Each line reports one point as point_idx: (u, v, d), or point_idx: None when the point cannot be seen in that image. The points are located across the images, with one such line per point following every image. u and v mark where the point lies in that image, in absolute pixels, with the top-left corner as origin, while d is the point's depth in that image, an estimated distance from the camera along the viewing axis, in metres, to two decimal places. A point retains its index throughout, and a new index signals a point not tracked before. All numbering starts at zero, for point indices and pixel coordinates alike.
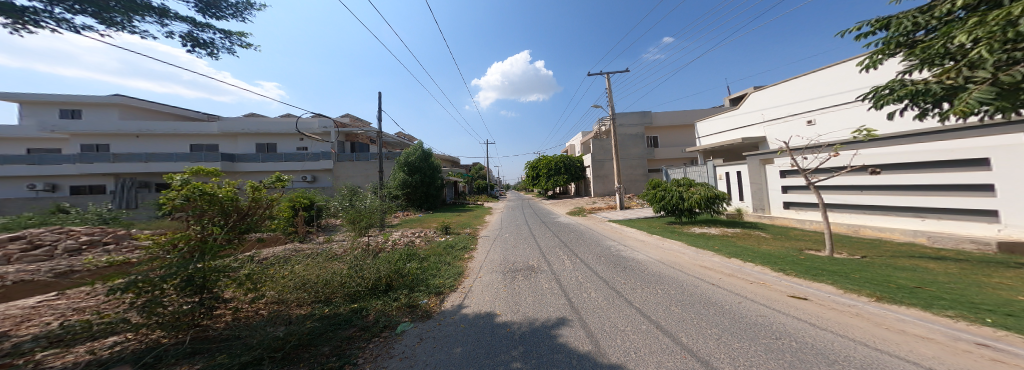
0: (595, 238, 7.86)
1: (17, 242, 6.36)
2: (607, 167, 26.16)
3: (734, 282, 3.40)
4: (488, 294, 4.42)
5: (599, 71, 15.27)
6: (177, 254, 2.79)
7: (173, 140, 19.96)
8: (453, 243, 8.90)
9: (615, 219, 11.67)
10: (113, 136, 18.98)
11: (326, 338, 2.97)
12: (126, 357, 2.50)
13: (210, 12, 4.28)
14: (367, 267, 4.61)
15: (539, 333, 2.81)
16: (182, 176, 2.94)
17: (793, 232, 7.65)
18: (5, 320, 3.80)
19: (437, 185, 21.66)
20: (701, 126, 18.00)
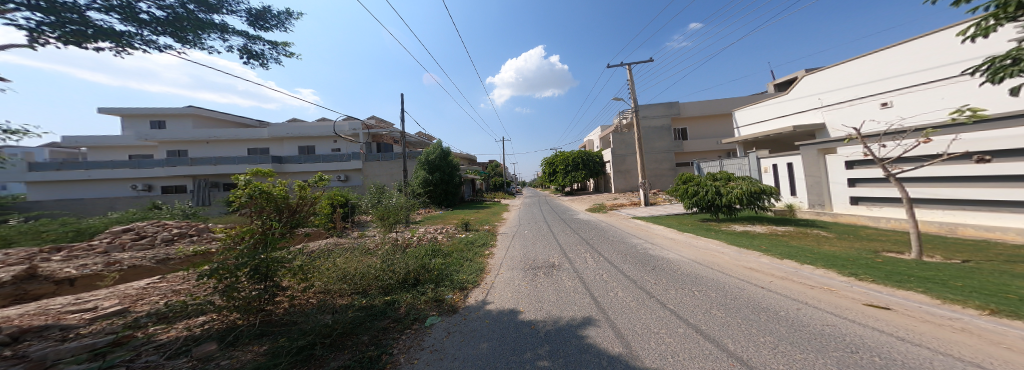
0: (619, 236, 7.62)
1: (128, 233, 7.51)
2: (630, 162, 25.28)
3: (788, 286, 3.12)
4: (510, 291, 4.43)
5: (622, 64, 14.73)
6: (245, 245, 3.04)
7: (232, 145, 22.25)
8: (473, 239, 9.01)
9: (640, 216, 11.20)
10: (189, 143, 21.73)
11: (366, 327, 3.09)
12: (213, 335, 2.95)
13: (259, 25, 4.58)
14: (398, 261, 4.78)
15: (565, 332, 2.73)
16: (245, 177, 3.16)
17: (863, 232, 6.92)
18: (125, 297, 4.43)
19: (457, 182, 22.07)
20: (743, 114, 16.90)
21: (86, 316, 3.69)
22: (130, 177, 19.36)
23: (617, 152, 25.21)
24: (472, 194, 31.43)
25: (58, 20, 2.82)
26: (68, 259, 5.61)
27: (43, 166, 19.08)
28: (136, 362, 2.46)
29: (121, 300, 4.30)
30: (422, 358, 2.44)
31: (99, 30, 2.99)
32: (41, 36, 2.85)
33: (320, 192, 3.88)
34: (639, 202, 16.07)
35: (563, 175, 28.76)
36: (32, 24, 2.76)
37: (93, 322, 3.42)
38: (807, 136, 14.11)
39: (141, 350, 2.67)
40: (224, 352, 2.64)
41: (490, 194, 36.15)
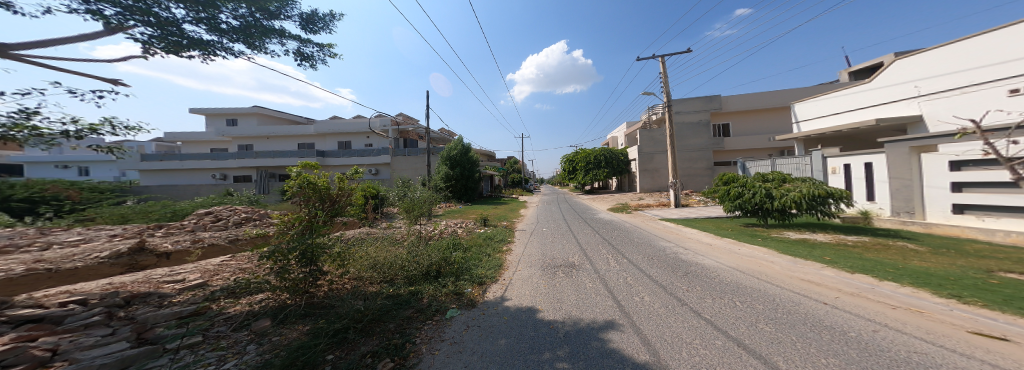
0: (648, 237, 7.30)
1: (208, 217, 8.41)
2: (659, 160, 24.21)
3: (861, 304, 2.73)
4: (528, 288, 4.35)
5: (653, 56, 14.09)
6: (296, 230, 3.29)
7: (285, 140, 23.98)
8: (492, 235, 9.05)
9: (669, 218, 10.68)
10: (256, 138, 23.70)
11: (392, 315, 3.17)
12: (268, 311, 3.24)
13: (310, 28, 4.80)
14: (422, 253, 4.86)
15: (585, 334, 2.64)
16: (296, 170, 3.40)
17: (970, 246, 6.03)
18: (205, 272, 4.89)
19: (476, 178, 22.30)
20: (809, 107, 15.60)
21: (178, 286, 4.19)
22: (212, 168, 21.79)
23: (645, 149, 24.23)
24: (490, 190, 31.62)
25: (166, 34, 3.30)
26: (167, 234, 6.49)
27: (151, 157, 21.68)
28: (212, 330, 2.85)
29: (202, 274, 4.76)
30: (442, 350, 2.44)
31: (191, 40, 3.45)
32: (151, 48, 3.34)
33: (355, 184, 3.97)
34: (668, 203, 15.37)
35: (584, 173, 28.21)
36: (147, 39, 3.24)
37: (183, 292, 3.94)
38: (894, 131, 12.64)
39: (214, 321, 3.04)
40: (276, 329, 2.85)
41: (509, 191, 36.20)
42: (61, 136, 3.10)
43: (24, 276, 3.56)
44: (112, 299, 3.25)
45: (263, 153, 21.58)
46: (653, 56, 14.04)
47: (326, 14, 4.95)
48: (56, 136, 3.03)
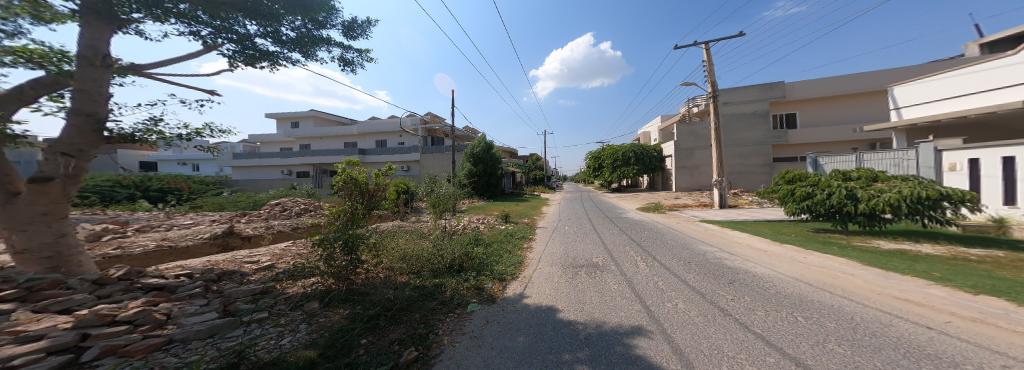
0: (685, 240, 6.86)
1: (275, 208, 10.57)
2: (699, 156, 22.72)
3: (981, 331, 2.11)
4: (548, 287, 4.20)
5: (693, 43, 13.16)
6: (338, 221, 3.60)
7: (334, 139, 25.94)
8: (512, 231, 8.99)
9: (711, 220, 9.93)
10: (313, 138, 26.08)
11: (418, 305, 3.21)
12: (316, 295, 3.55)
13: (350, 34, 5.05)
14: (445, 247, 4.87)
15: (609, 338, 2.47)
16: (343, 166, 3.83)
17: None
18: (274, 255, 5.65)
19: (498, 174, 22.32)
20: (909, 91, 12.55)
21: (255, 267, 4.90)
22: (281, 165, 24.43)
23: (681, 145, 22.97)
24: (512, 187, 31.47)
25: (242, 47, 4.25)
26: (248, 221, 8.57)
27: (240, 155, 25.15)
28: (275, 308, 3.31)
29: (271, 257, 5.48)
30: (462, 343, 2.48)
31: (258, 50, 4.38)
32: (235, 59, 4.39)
33: (386, 181, 4.15)
34: (710, 203, 14.34)
35: (611, 170, 27.38)
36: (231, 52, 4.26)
37: (259, 271, 4.64)
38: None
39: (277, 299, 3.52)
40: (322, 311, 3.18)
41: (531, 188, 35.98)
42: (177, 138, 3.94)
43: (152, 252, 5.34)
44: (209, 274, 4.00)
45: (319, 152, 23.68)
46: (697, 43, 13.14)
47: (364, 19, 5.17)
48: (171, 140, 3.79)
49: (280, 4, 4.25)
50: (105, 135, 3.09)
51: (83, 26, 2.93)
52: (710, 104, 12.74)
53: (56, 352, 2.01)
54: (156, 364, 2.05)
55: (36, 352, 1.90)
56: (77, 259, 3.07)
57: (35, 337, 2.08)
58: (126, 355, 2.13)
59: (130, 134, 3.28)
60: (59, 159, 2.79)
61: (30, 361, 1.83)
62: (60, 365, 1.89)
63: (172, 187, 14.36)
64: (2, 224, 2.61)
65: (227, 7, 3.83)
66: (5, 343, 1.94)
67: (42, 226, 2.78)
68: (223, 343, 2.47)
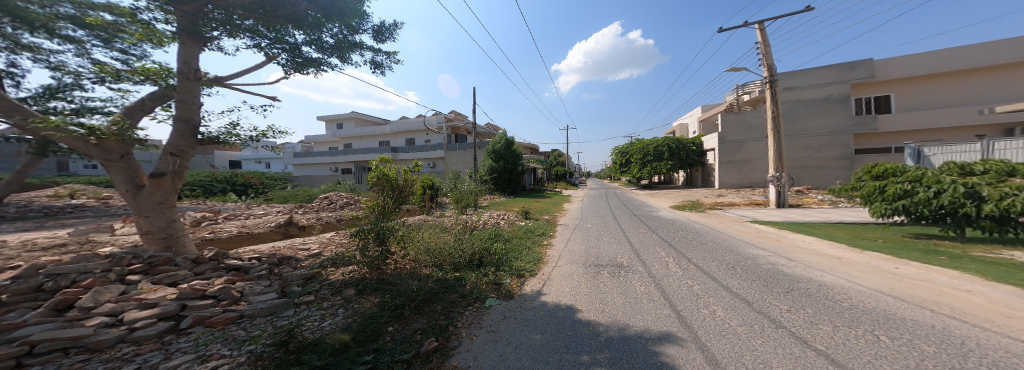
0: (731, 242, 6.27)
1: (323, 200, 11.60)
2: (749, 149, 21.02)
3: None
4: (568, 286, 4.01)
5: (742, 24, 11.98)
6: (371, 213, 3.77)
7: (371, 138, 27.25)
8: (532, 228, 8.80)
9: (762, 220, 9.04)
10: (355, 137, 27.66)
11: (439, 297, 3.17)
12: (350, 283, 3.63)
13: (381, 37, 5.17)
14: (465, 242, 4.83)
15: (633, 343, 2.26)
16: (378, 163, 4.06)
17: None
18: (321, 243, 6.03)
19: (518, 171, 22.21)
20: None
21: (306, 253, 5.25)
22: (329, 163, 26.22)
23: (724, 138, 21.43)
24: (532, 183, 31.10)
25: (293, 56, 4.63)
26: (304, 212, 9.58)
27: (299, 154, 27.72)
28: (320, 291, 3.49)
29: (319, 245, 5.86)
30: (480, 336, 2.40)
31: (303, 58, 4.70)
32: (289, 69, 4.84)
33: (414, 177, 4.28)
34: (761, 203, 13.09)
35: (642, 166, 26.29)
36: (284, 61, 4.65)
37: (309, 257, 4.93)
38: None
39: (322, 284, 3.69)
40: (357, 297, 3.26)
41: (553, 184, 35.51)
42: (252, 140, 4.42)
43: (235, 236, 6.33)
44: (273, 258, 4.39)
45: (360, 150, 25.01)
46: (752, 23, 12.02)
47: (393, 23, 5.22)
48: (246, 141, 4.31)
49: (319, 11, 4.43)
50: (200, 138, 3.98)
51: (179, 46, 3.87)
52: (767, 91, 11.63)
53: (165, 319, 2.61)
54: (230, 337, 2.38)
55: (150, 317, 2.52)
56: (183, 241, 4.09)
57: (151, 305, 2.73)
58: (210, 325, 2.58)
59: (217, 136, 4.05)
60: (168, 158, 3.79)
61: (145, 324, 2.45)
62: (166, 330, 2.46)
63: (247, 181, 16.22)
64: (135, 212, 3.73)
65: (280, 20, 4.23)
66: (133, 308, 2.64)
67: (159, 212, 3.84)
68: (279, 320, 2.72)
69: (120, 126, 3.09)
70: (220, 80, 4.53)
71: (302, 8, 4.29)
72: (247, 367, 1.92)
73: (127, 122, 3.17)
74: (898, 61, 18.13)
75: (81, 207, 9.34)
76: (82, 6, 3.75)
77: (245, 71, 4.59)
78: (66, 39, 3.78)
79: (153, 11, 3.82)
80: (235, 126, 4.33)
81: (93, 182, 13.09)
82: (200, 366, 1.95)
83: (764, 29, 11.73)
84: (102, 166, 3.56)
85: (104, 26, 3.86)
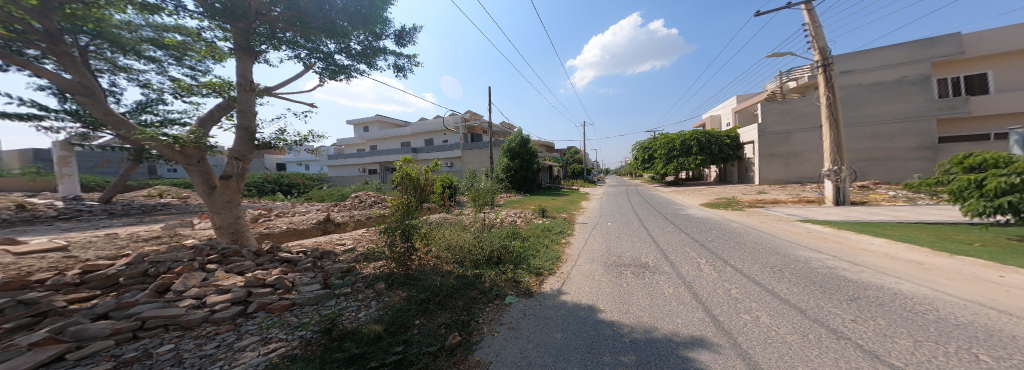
0: (776, 243, 5.72)
1: (354, 199, 12.34)
2: (796, 141, 19.11)
3: None
4: (589, 285, 3.91)
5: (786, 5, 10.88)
6: (395, 211, 3.97)
7: (394, 140, 28.48)
8: (550, 226, 8.71)
9: (814, 220, 8.19)
10: (381, 139, 28.99)
11: (461, 293, 3.24)
12: (379, 277, 3.83)
13: (402, 41, 5.37)
14: (485, 240, 4.87)
15: (661, 346, 2.16)
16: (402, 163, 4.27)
17: None
18: (355, 239, 6.42)
19: (534, 169, 22.08)
20: None
21: (341, 248, 5.61)
22: (359, 164, 27.75)
23: (768, 129, 19.63)
24: (550, 181, 30.54)
25: (327, 64, 4.96)
26: (339, 210, 10.27)
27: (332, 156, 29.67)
28: (354, 284, 3.72)
29: (354, 241, 6.24)
30: (501, 333, 2.42)
31: (335, 65, 5.02)
32: (324, 77, 5.20)
33: (434, 176, 4.44)
34: (810, 201, 11.85)
35: (666, 162, 24.91)
36: (320, 70, 5.01)
37: (345, 252, 5.24)
38: None
39: (356, 277, 3.94)
40: (387, 291, 3.44)
41: (569, 181, 34.84)
42: (296, 143, 4.80)
43: (284, 231, 6.96)
44: (316, 252, 4.75)
45: (384, 151, 26.19)
46: (797, 3, 10.91)
47: (413, 27, 5.41)
48: (292, 145, 4.70)
49: (347, 20, 4.59)
50: (257, 143, 4.39)
51: (237, 61, 4.32)
52: (821, 75, 10.51)
53: (237, 303, 2.94)
54: (285, 322, 2.62)
55: (225, 302, 2.86)
56: (247, 235, 4.57)
57: (226, 290, 3.09)
58: (269, 310, 2.87)
59: (269, 142, 4.45)
60: (234, 162, 4.26)
61: (222, 307, 2.78)
62: (237, 313, 2.77)
63: (292, 182, 17.77)
64: (210, 209, 4.25)
65: (316, 30, 4.55)
66: (212, 293, 3.00)
67: (228, 210, 4.33)
68: (324, 308, 2.96)
69: (197, 135, 3.53)
70: (269, 90, 4.99)
71: (332, 19, 4.54)
72: (299, 351, 2.10)
73: (202, 131, 3.61)
74: (997, 34, 15.52)
75: (167, 204, 10.81)
76: (159, 29, 4.32)
77: (289, 80, 5.03)
78: (149, 59, 4.40)
79: (214, 30, 4.31)
80: (283, 132, 4.74)
81: (175, 183, 15.11)
82: (264, 347, 2.18)
83: (812, 9, 10.61)
84: (185, 170, 4.08)
85: (176, 45, 4.44)
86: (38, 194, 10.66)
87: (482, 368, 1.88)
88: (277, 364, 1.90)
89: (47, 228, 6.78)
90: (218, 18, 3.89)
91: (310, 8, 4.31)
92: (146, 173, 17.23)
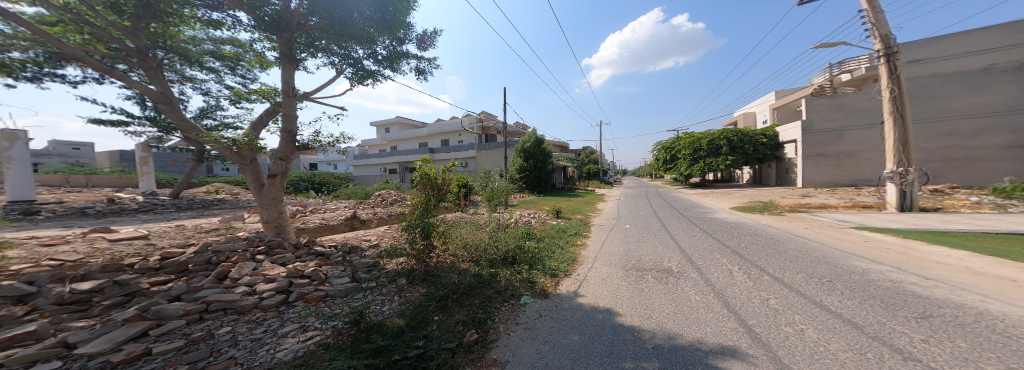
0: (824, 252, 5.19)
1: (377, 198, 12.92)
2: (848, 140, 17.30)
3: None
4: (607, 289, 3.78)
5: None
6: (415, 209, 4.11)
7: (412, 141, 29.47)
8: (565, 227, 8.57)
9: (871, 227, 7.36)
10: (401, 140, 30.07)
11: (477, 292, 3.27)
12: (401, 273, 3.97)
13: (423, 45, 5.54)
14: (500, 239, 4.88)
15: (688, 354, 2.03)
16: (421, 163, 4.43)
17: None
18: (379, 236, 6.71)
19: (549, 169, 21.86)
20: None
21: (367, 244, 5.88)
22: (380, 164, 29.03)
23: (813, 126, 17.96)
24: (564, 181, 30.09)
25: (356, 69, 5.22)
26: (364, 208, 10.80)
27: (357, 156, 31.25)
28: (379, 278, 3.89)
29: (378, 237, 6.52)
30: (517, 333, 2.41)
31: (364, 71, 5.28)
32: (354, 82, 5.48)
33: (451, 176, 4.53)
34: (864, 206, 10.67)
35: (693, 162, 23.58)
36: (350, 75, 5.29)
37: (369, 248, 5.49)
38: None
39: (380, 272, 4.11)
40: (409, 286, 3.57)
41: (584, 182, 34.18)
42: (329, 144, 5.11)
43: (316, 227, 7.43)
44: (345, 247, 5.03)
45: (404, 151, 27.13)
46: None
47: (433, 30, 5.55)
48: (326, 146, 5.02)
49: (374, 26, 4.80)
50: (297, 144, 4.72)
51: (282, 69, 4.71)
52: (884, 66, 9.45)
53: (281, 292, 3.19)
54: (320, 312, 2.80)
55: (271, 290, 3.11)
56: (287, 229, 4.93)
57: (271, 279, 3.36)
58: (307, 300, 3.08)
59: (307, 144, 4.78)
60: (279, 162, 4.64)
61: (269, 295, 3.03)
62: (280, 301, 3.00)
63: (323, 180, 18.99)
64: (259, 205, 4.65)
65: (347, 38, 4.80)
66: (260, 281, 3.27)
67: (273, 205, 4.70)
68: (353, 300, 3.13)
69: (249, 137, 3.89)
70: (307, 96, 5.36)
71: (361, 26, 4.76)
72: (332, 340, 2.23)
73: (252, 134, 3.95)
74: None
75: (223, 199, 12.03)
76: (218, 42, 4.82)
77: (323, 86, 5.37)
78: (210, 70, 4.91)
79: (262, 41, 4.72)
80: (319, 134, 5.08)
81: (227, 180, 16.75)
82: (301, 334, 2.34)
83: None
84: (240, 169, 4.51)
85: (232, 56, 4.93)
86: (122, 189, 12.33)
87: (498, 367, 1.89)
88: (314, 352, 2.02)
89: (131, 219, 7.82)
90: (265, 30, 4.26)
91: (342, 17, 4.57)
92: (206, 172, 19.30)
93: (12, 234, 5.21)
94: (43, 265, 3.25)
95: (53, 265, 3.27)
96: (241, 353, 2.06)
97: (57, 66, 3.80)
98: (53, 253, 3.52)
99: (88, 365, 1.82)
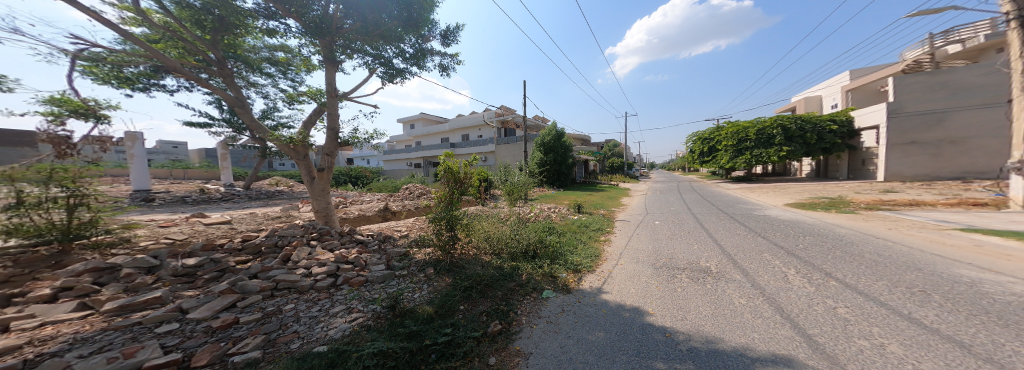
0: (910, 258, 4.41)
1: (405, 191, 13.58)
2: (950, 124, 14.55)
3: None
4: (635, 287, 3.59)
5: None
6: (441, 202, 4.23)
7: (434, 136, 30.37)
8: (587, 222, 8.31)
9: (976, 229, 6.13)
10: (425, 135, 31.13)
11: (500, 284, 3.29)
12: (428, 263, 4.13)
13: (447, 40, 5.60)
14: (520, 233, 4.86)
15: (731, 359, 1.86)
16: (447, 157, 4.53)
17: None
18: (409, 227, 7.05)
19: (569, 163, 21.32)
20: None
21: (398, 234, 6.21)
22: (407, 159, 30.44)
23: (901, 109, 15.29)
24: (587, 175, 29.23)
25: (387, 68, 5.44)
26: (394, 200, 11.44)
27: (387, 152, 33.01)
28: (409, 267, 4.08)
29: (407, 228, 6.84)
30: (540, 326, 2.39)
31: (394, 69, 5.49)
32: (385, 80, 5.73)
33: (471, 169, 4.58)
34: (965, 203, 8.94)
35: (735, 154, 21.49)
36: (381, 74, 5.52)
37: (399, 238, 5.78)
38: None
39: (410, 261, 4.31)
40: (436, 276, 3.70)
41: (608, 176, 32.76)
42: (364, 140, 5.42)
43: (354, 217, 8.02)
44: (378, 236, 5.35)
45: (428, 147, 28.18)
46: None
47: (456, 25, 5.58)
48: (362, 142, 5.34)
49: (401, 25, 4.94)
50: (340, 140, 5.08)
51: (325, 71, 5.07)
52: (1012, 32, 7.76)
53: (331, 275, 3.50)
54: (361, 295, 3.02)
55: (323, 273, 3.43)
56: (333, 218, 5.36)
57: (322, 263, 3.70)
58: (350, 283, 3.34)
59: (346, 140, 5.12)
60: (326, 157, 5.05)
61: (321, 278, 3.34)
62: (331, 284, 3.28)
63: (360, 174, 20.46)
64: (311, 196, 5.10)
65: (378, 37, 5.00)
66: (314, 264, 3.62)
67: (322, 197, 5.13)
68: (387, 287, 3.33)
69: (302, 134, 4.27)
70: (346, 95, 5.72)
71: (390, 25, 4.92)
72: (372, 321, 2.39)
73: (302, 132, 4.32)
74: None
75: (281, 191, 13.55)
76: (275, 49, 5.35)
77: (359, 85, 5.68)
78: (267, 75, 5.47)
79: (307, 46, 5.11)
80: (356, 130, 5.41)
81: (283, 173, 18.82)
82: (346, 315, 2.55)
83: None
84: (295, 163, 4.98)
85: (286, 61, 5.45)
86: (208, 181, 14.47)
87: (522, 358, 1.89)
88: (357, 332, 2.19)
89: (214, 206, 9.18)
90: (310, 35, 4.59)
91: (374, 18, 4.76)
92: (267, 166, 21.86)
93: (135, 217, 6.43)
94: (162, 242, 4.00)
95: (169, 242, 4.01)
96: (301, 328, 2.29)
97: (160, 77, 4.46)
98: (168, 233, 4.30)
99: (196, 328, 2.16)
